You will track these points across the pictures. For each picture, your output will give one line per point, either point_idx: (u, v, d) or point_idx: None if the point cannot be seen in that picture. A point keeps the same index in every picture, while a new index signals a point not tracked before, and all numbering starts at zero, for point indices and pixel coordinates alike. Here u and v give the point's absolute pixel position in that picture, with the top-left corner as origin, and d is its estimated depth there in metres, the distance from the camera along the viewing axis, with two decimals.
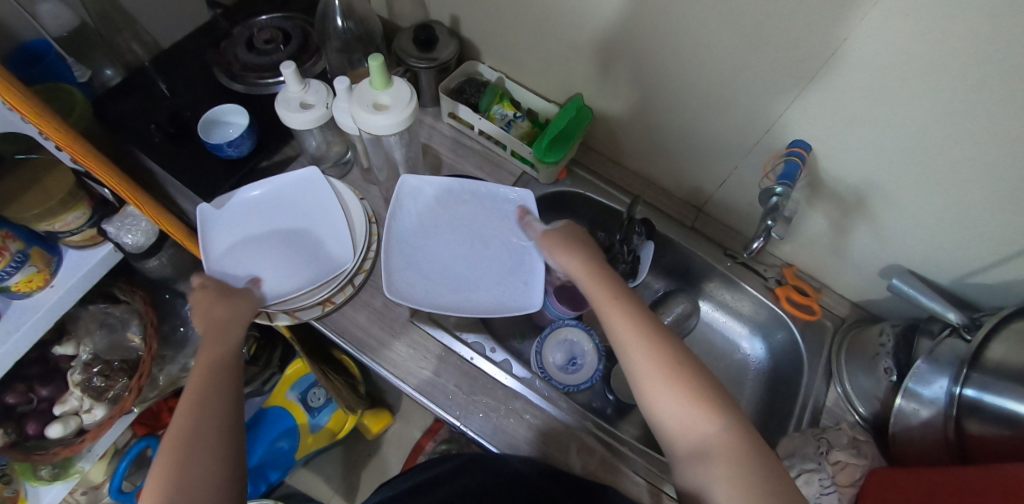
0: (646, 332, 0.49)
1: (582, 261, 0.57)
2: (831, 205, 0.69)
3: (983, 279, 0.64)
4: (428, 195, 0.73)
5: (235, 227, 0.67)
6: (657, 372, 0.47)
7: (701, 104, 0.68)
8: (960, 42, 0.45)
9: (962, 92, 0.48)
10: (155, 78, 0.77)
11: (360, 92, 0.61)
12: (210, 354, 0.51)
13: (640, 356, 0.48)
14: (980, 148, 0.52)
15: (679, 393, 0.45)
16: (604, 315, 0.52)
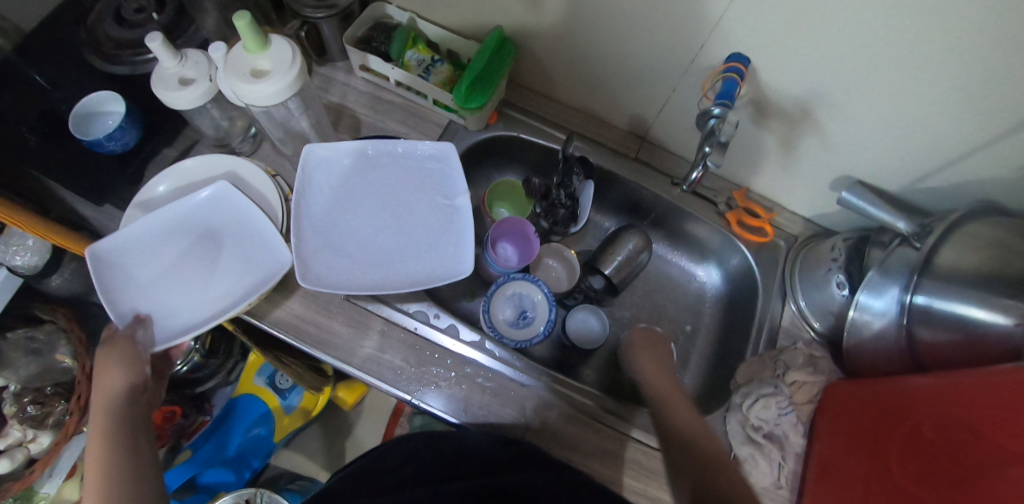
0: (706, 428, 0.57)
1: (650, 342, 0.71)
2: (776, 121, 0.65)
3: (933, 183, 0.61)
4: (348, 167, 0.69)
5: (135, 258, 0.61)
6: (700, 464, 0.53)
7: (629, 23, 0.61)
8: None
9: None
10: (23, 66, 0.64)
11: (234, 60, 0.54)
12: (101, 417, 0.52)
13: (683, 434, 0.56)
14: (928, 39, 0.47)
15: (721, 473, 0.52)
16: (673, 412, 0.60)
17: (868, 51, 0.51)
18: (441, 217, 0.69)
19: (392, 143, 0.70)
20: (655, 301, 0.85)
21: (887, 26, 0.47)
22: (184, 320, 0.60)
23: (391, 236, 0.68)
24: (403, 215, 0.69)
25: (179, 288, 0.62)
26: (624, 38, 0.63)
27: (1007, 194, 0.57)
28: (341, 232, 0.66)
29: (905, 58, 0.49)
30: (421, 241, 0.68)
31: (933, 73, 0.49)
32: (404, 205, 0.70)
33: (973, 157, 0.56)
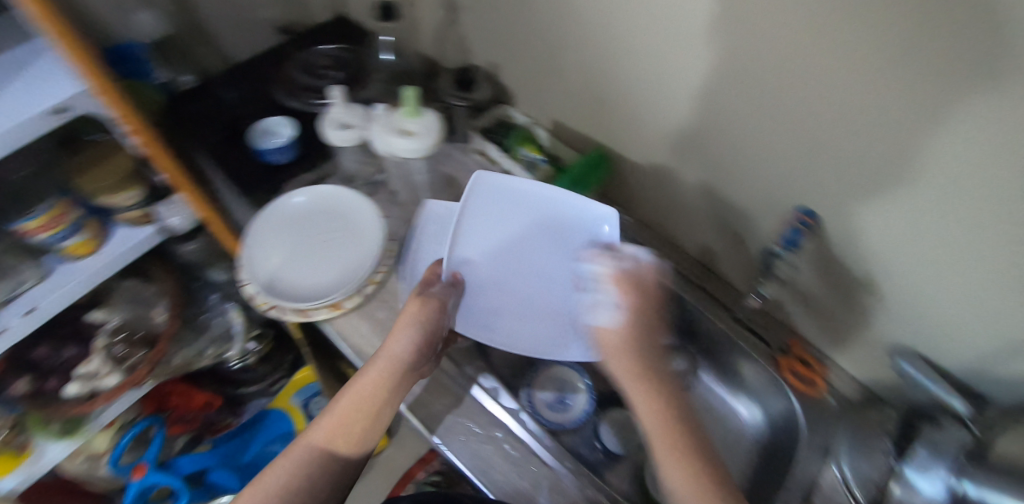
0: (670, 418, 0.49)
1: (620, 338, 0.53)
2: (836, 278, 0.69)
3: (1002, 373, 0.60)
4: (534, 219, 0.70)
5: (486, 219, 0.70)
6: (691, 490, 0.45)
7: (708, 161, 0.71)
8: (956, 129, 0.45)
9: (979, 184, 0.47)
10: (222, 89, 0.88)
11: (390, 119, 0.69)
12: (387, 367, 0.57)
13: (662, 440, 0.48)
14: (999, 241, 0.49)
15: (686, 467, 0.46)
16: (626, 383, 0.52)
17: (939, 236, 0.54)
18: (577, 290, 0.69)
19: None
20: None
21: (955, 220, 0.51)
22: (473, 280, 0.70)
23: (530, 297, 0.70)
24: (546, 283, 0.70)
25: (487, 271, 0.70)
26: (702, 171, 0.73)
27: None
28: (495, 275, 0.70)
29: (971, 251, 0.52)
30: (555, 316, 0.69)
31: (995, 270, 0.52)
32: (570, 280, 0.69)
33: None
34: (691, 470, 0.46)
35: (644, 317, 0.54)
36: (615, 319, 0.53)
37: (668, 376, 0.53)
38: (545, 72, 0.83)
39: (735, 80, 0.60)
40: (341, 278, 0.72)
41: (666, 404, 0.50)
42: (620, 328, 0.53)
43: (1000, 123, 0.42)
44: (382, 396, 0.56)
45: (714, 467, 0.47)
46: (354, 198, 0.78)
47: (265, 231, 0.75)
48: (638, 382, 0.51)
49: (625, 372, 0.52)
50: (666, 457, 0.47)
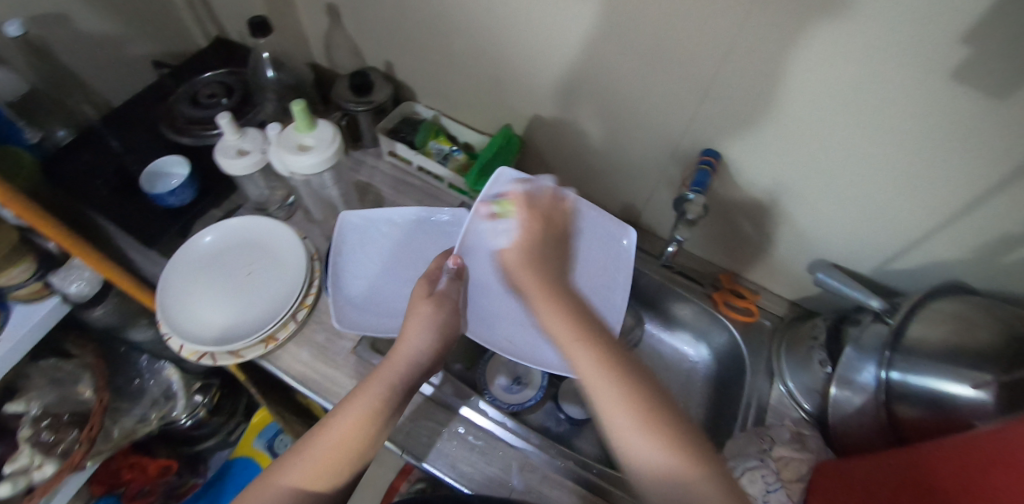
0: (583, 333, 0.47)
1: (523, 258, 0.52)
2: (751, 210, 0.73)
3: (901, 265, 0.66)
4: None
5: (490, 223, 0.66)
6: (620, 402, 0.43)
7: (613, 121, 0.73)
8: (828, 36, 0.49)
9: (865, 83, 0.50)
10: (107, 136, 0.83)
11: (285, 136, 0.64)
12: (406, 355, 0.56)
13: (585, 358, 0.46)
14: (888, 136, 0.54)
15: (614, 386, 0.44)
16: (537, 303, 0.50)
17: (835, 144, 0.58)
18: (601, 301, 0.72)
19: (419, 211, 0.76)
20: None
21: (847, 125, 0.55)
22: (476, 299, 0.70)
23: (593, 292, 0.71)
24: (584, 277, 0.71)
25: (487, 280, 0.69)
26: (609, 133, 0.75)
27: (969, 273, 0.62)
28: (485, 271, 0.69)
29: (864, 151, 0.57)
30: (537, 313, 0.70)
31: (887, 166, 0.57)
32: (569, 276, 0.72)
33: (928, 242, 0.62)
34: (619, 384, 0.44)
35: (544, 241, 0.54)
36: (513, 243, 0.53)
37: (579, 301, 0.51)
38: (441, 61, 0.82)
39: (622, 35, 0.61)
40: (271, 308, 0.69)
41: (584, 322, 0.48)
42: (520, 247, 0.53)
43: (874, 21, 0.46)
44: (394, 393, 0.53)
45: (639, 378, 0.45)
46: (269, 225, 0.75)
47: (177, 276, 0.70)
48: (551, 306, 0.49)
49: (536, 293, 0.51)
50: (593, 378, 0.45)
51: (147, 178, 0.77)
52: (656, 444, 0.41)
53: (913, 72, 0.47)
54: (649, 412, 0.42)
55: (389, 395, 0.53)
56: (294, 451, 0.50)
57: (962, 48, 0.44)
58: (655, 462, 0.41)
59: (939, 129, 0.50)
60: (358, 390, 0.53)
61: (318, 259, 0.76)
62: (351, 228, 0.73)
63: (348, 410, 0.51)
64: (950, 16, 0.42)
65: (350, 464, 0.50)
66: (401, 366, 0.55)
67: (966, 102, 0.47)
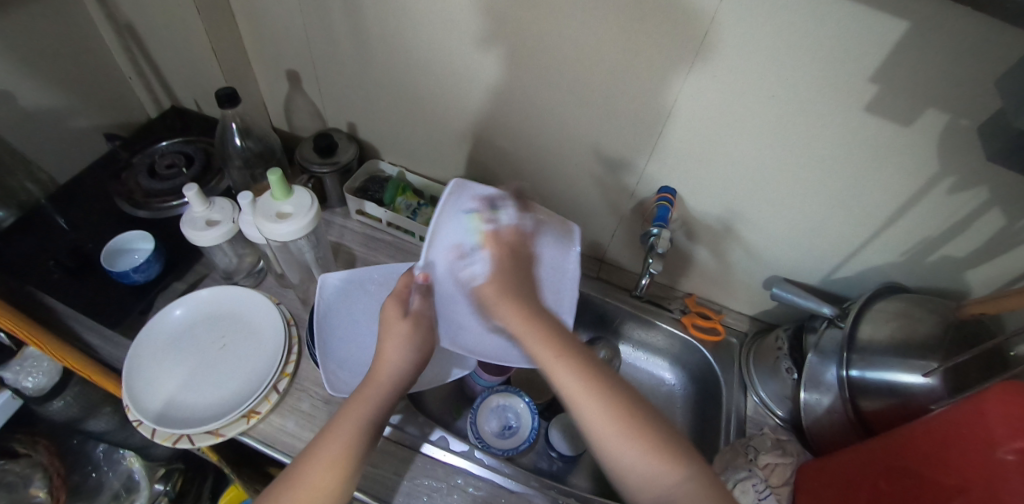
0: (566, 351, 0.52)
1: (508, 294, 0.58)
2: (708, 237, 0.79)
3: (843, 274, 0.74)
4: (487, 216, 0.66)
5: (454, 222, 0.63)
6: (608, 419, 0.48)
7: (576, 166, 0.78)
8: (760, 84, 0.57)
9: (797, 119, 0.58)
10: (54, 215, 0.80)
11: (262, 204, 0.64)
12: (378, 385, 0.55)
13: (572, 381, 0.50)
14: (819, 164, 0.62)
15: (598, 400, 0.49)
16: (518, 328, 0.55)
17: (776, 172, 0.65)
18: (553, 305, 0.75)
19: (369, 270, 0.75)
20: None
21: (785, 154, 0.63)
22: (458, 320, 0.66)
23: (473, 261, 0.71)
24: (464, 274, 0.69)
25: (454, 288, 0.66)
26: (573, 176, 0.80)
27: (901, 275, 0.70)
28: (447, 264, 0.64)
29: (802, 177, 0.64)
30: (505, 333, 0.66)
31: (822, 189, 0.64)
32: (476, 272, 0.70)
33: (863, 251, 0.70)
34: (603, 404, 0.49)
35: (513, 274, 0.60)
36: (489, 272, 0.59)
37: (553, 318, 0.57)
38: (405, 119, 0.85)
39: (578, 90, 0.67)
40: (251, 381, 0.67)
41: (562, 343, 0.53)
42: (506, 296, 0.58)
43: (798, 67, 0.54)
44: (376, 420, 0.54)
45: (625, 391, 0.51)
46: (242, 294, 0.73)
47: (144, 359, 0.66)
48: (527, 324, 0.55)
49: (514, 320, 0.56)
50: (580, 395, 0.50)
51: (111, 250, 0.75)
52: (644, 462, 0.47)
53: (835, 108, 0.56)
54: (637, 427, 0.48)
55: (374, 421, 0.54)
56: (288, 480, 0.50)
57: (871, 86, 0.52)
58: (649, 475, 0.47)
59: (861, 154, 0.58)
60: (342, 417, 0.53)
61: (295, 324, 0.75)
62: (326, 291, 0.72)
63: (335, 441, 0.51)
64: (859, 62, 0.51)
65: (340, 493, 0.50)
66: (381, 392, 0.55)
67: (880, 130, 0.56)
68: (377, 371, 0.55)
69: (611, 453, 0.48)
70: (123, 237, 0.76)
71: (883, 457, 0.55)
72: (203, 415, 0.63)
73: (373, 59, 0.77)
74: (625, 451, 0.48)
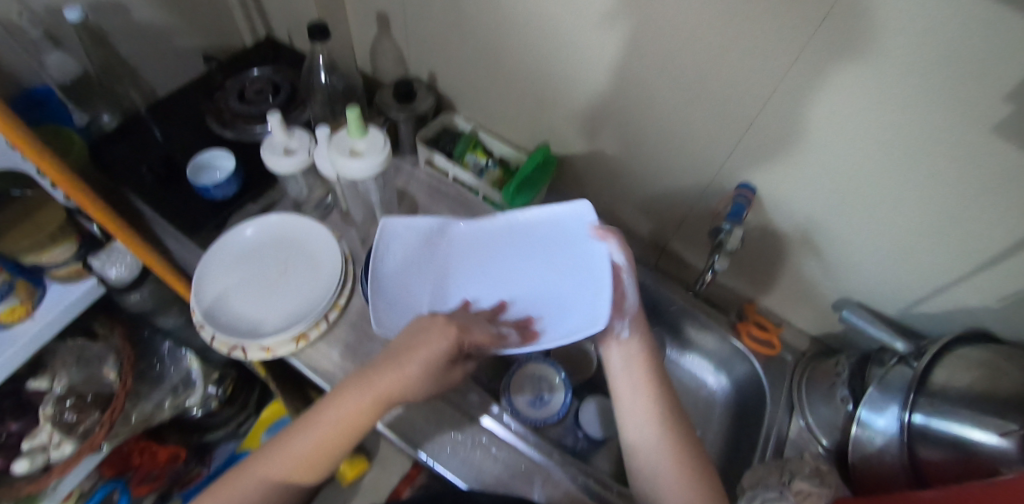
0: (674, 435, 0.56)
1: (643, 339, 0.63)
2: (782, 243, 0.75)
3: (926, 309, 0.68)
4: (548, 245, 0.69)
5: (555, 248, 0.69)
6: (674, 461, 0.54)
7: (654, 149, 0.75)
8: (870, 88, 0.52)
9: (909, 130, 0.52)
10: (151, 125, 0.84)
11: (338, 140, 0.66)
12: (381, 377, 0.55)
13: (648, 410, 0.58)
14: (923, 186, 0.56)
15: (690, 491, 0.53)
16: (641, 388, 0.59)
17: (873, 184, 0.60)
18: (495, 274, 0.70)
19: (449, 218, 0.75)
20: None
21: (888, 168, 0.57)
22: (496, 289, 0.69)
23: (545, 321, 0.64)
24: (562, 288, 0.67)
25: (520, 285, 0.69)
26: (649, 157, 0.76)
27: (996, 321, 0.63)
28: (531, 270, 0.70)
29: (901, 196, 0.58)
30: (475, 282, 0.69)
31: (920, 212, 0.58)
32: (563, 279, 0.68)
33: (955, 289, 0.63)
34: (672, 444, 0.55)
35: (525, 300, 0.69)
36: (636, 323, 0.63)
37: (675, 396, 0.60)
38: (485, 76, 0.84)
39: (672, 68, 0.63)
40: (304, 306, 0.70)
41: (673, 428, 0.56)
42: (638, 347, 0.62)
43: (925, 72, 0.48)
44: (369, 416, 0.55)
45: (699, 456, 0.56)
46: (307, 224, 0.76)
47: (213, 270, 0.71)
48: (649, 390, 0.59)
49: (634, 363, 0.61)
50: (668, 468, 0.54)
51: (201, 159, 0.80)
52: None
53: (954, 125, 0.49)
54: (698, 483, 0.53)
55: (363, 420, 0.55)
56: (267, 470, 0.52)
57: (1007, 105, 0.46)
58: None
59: (976, 182, 0.52)
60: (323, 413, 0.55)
61: (352, 261, 0.77)
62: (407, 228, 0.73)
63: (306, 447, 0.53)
64: (998, 76, 0.44)
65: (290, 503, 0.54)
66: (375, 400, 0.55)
67: (1004, 156, 0.49)
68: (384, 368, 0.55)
69: None
70: (213, 151, 0.80)
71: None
72: (259, 329, 0.68)
73: (464, 9, 0.76)
74: None
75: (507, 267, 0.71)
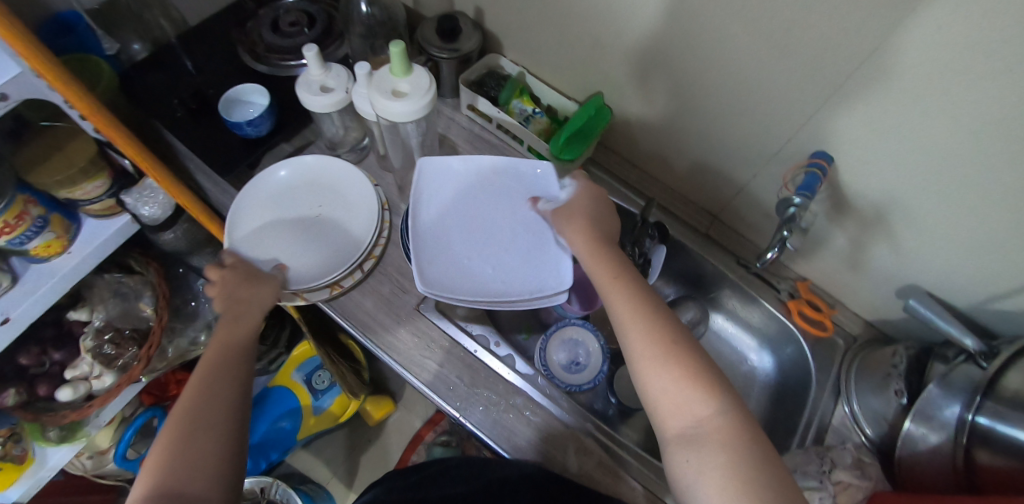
0: (646, 315, 0.47)
1: (589, 242, 0.56)
2: (851, 222, 0.68)
3: (1004, 305, 0.62)
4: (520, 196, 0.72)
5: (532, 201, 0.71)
6: (649, 346, 0.45)
7: (720, 109, 0.67)
8: (998, 56, 0.44)
9: None
10: (181, 56, 0.80)
11: (379, 79, 0.61)
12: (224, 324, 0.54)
13: (623, 305, 0.49)
14: None
15: (673, 372, 0.44)
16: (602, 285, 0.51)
17: (972, 166, 0.53)
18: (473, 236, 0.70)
19: (469, 160, 0.72)
20: None
21: (996, 149, 0.50)
22: (471, 250, 0.69)
23: (509, 278, 0.67)
24: (527, 245, 0.69)
25: (501, 238, 0.70)
26: (712, 118, 0.69)
27: None
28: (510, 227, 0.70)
29: (1005, 183, 0.52)
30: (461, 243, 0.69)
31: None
32: (529, 236, 0.69)
33: None
34: (648, 329, 0.46)
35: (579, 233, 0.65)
36: (576, 236, 0.57)
37: (646, 286, 0.51)
38: (536, 15, 0.75)
39: (755, 19, 0.55)
40: (339, 254, 0.68)
41: (645, 310, 0.48)
42: (596, 256, 0.54)
43: None
44: (228, 355, 0.51)
45: (679, 332, 0.46)
46: (341, 166, 0.72)
47: (245, 211, 0.68)
48: (612, 284, 0.51)
49: (589, 261, 0.54)
50: (643, 357, 0.45)
51: (236, 91, 0.75)
52: (676, 393, 0.43)
53: None
54: (682, 367, 0.44)
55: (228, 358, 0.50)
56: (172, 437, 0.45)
57: None
58: (665, 393, 0.43)
59: None
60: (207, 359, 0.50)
61: (388, 209, 0.74)
62: (430, 172, 0.71)
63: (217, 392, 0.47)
64: None
65: (230, 490, 0.44)
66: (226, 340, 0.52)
67: None
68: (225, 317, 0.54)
69: (683, 447, 0.41)
70: (250, 85, 0.75)
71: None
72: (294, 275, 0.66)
73: None
74: (669, 412, 0.43)
75: (479, 218, 0.71)
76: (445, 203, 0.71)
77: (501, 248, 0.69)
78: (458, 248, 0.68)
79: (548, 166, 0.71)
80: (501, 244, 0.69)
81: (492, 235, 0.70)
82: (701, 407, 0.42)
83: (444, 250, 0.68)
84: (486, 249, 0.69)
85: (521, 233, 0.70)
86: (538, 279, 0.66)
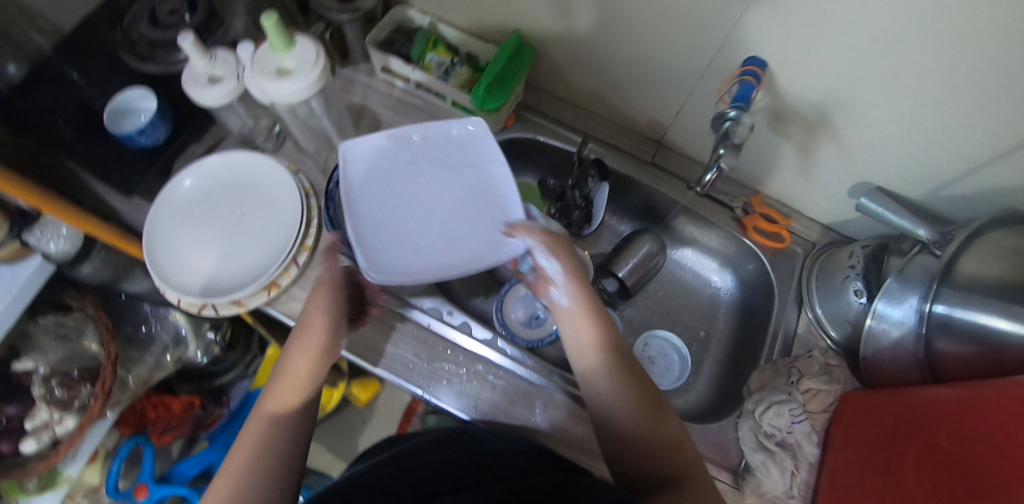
0: (620, 364, 0.53)
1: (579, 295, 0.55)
2: (795, 128, 0.65)
3: (957, 189, 0.61)
4: (454, 162, 0.69)
5: (466, 163, 0.69)
6: (631, 392, 0.51)
7: (644, 29, 0.62)
8: None
9: None
10: (67, 69, 0.70)
11: (261, 59, 0.55)
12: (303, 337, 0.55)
13: (598, 353, 0.53)
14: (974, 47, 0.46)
15: (649, 415, 0.50)
16: (580, 327, 0.55)
17: (908, 50, 0.49)
18: (416, 211, 0.67)
19: (397, 128, 0.67)
20: (670, 306, 0.85)
21: (930, 27, 0.46)
22: (412, 227, 0.66)
23: (462, 245, 0.65)
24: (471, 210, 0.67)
25: (442, 210, 0.67)
26: (639, 41, 0.64)
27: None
28: (449, 194, 0.68)
29: (942, 62, 0.48)
30: (403, 220, 0.66)
31: (961, 79, 0.49)
32: (480, 203, 0.67)
33: (995, 164, 0.55)
34: (626, 382, 0.52)
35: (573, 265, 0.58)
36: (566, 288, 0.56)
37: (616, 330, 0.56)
38: None
39: None
40: (268, 253, 0.65)
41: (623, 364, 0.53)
42: (581, 305, 0.55)
43: None
44: (302, 365, 0.54)
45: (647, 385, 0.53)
46: (255, 160, 0.68)
47: (163, 225, 0.65)
48: (589, 327, 0.54)
49: (574, 310, 0.55)
50: (627, 402, 0.51)
51: (135, 93, 0.70)
52: (662, 443, 0.49)
53: None
54: (653, 410, 0.51)
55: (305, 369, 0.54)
56: (263, 431, 0.49)
57: None
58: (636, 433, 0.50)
59: None
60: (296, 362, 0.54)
61: (314, 195, 0.69)
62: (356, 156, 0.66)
63: (295, 399, 0.52)
64: None
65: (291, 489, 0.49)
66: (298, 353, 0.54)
67: None
68: (300, 329, 0.55)
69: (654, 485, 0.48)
70: (149, 89, 0.70)
71: (839, 468, 0.56)
72: (224, 283, 0.63)
73: None
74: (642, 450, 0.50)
75: (417, 192, 0.68)
76: (378, 183, 0.67)
77: (444, 219, 0.67)
78: (400, 225, 0.66)
79: (480, 123, 0.68)
80: (444, 216, 0.67)
81: (433, 207, 0.67)
82: (674, 440, 0.50)
83: (385, 232, 0.64)
84: (427, 222, 0.67)
85: (463, 198, 0.68)
86: (492, 245, 0.64)
